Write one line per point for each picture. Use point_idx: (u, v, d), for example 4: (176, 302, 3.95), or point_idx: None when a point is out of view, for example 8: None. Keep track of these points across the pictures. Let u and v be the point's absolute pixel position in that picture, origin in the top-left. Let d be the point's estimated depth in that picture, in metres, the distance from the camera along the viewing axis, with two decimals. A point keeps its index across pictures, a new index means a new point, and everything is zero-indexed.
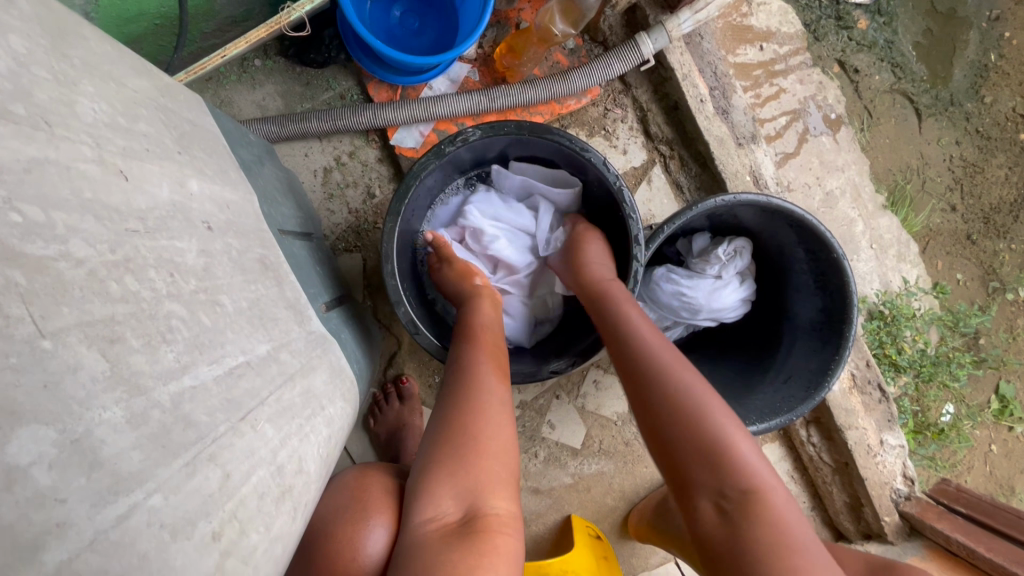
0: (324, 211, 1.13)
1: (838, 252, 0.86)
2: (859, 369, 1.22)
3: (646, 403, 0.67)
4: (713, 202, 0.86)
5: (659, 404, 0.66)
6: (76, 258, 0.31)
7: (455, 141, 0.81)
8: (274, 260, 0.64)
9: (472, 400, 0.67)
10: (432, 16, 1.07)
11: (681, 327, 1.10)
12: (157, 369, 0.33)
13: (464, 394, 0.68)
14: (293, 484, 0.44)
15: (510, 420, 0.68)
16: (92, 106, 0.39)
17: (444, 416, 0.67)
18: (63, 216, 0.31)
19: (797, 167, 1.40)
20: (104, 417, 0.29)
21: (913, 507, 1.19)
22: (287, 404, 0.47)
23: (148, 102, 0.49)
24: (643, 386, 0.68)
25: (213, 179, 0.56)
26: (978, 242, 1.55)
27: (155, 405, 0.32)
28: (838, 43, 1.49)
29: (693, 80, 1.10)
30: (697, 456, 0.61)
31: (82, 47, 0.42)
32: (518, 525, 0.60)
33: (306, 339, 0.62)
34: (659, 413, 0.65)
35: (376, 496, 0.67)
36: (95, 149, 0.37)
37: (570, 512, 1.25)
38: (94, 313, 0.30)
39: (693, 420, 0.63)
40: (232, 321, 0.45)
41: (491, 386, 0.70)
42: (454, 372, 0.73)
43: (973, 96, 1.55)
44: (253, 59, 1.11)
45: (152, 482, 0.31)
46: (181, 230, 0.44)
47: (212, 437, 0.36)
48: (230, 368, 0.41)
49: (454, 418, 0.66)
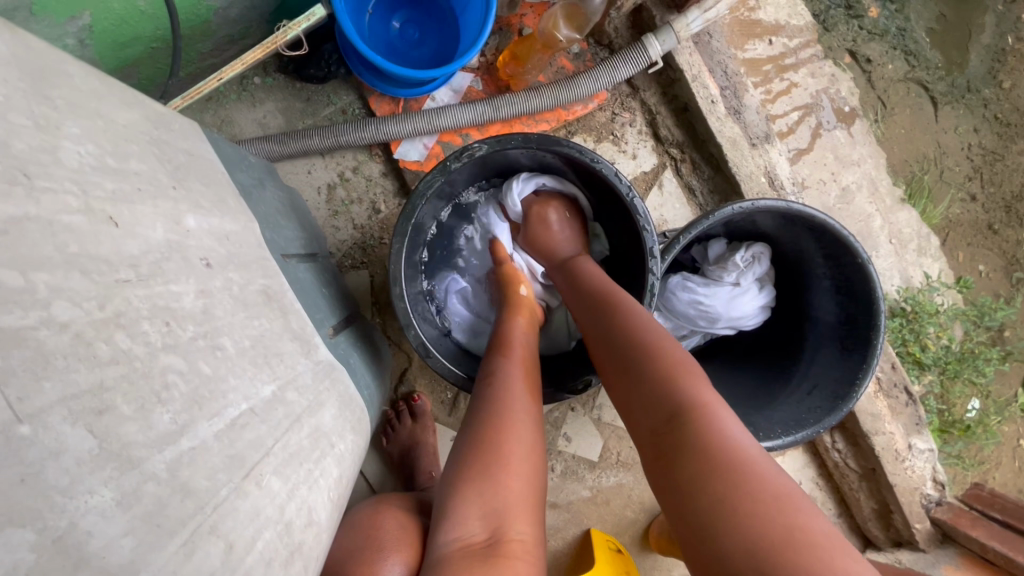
0: (329, 228, 1.11)
1: (863, 256, 0.83)
2: (885, 372, 1.18)
3: (608, 356, 0.66)
4: (730, 209, 0.83)
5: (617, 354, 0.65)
6: (59, 323, 0.28)
7: (461, 157, 0.78)
8: (278, 290, 0.62)
9: (502, 419, 0.65)
10: (432, 26, 1.05)
11: (699, 336, 1.07)
12: (150, 436, 0.31)
13: (492, 404, 0.67)
14: (303, 538, 0.42)
15: (540, 442, 0.66)
16: (76, 149, 0.37)
17: (478, 430, 0.65)
18: (43, 277, 0.29)
19: (811, 163, 1.36)
20: (91, 503, 0.26)
21: (945, 513, 1.15)
22: (294, 450, 0.45)
23: (139, 136, 0.47)
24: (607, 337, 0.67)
25: (210, 211, 0.53)
26: (1000, 232, 1.50)
27: (150, 477, 0.30)
28: (849, 33, 1.44)
29: (703, 81, 1.07)
30: (651, 410, 0.57)
31: (66, 85, 0.40)
32: (540, 551, 0.59)
33: (313, 370, 0.60)
34: (620, 366, 0.63)
35: (390, 534, 0.64)
36: (81, 197, 0.35)
37: (590, 525, 1.22)
38: (79, 383, 0.28)
39: (643, 367, 0.60)
40: (235, 364, 0.43)
41: (521, 405, 0.67)
42: (485, 383, 0.71)
43: (991, 82, 1.50)
44: (252, 77, 1.09)
45: (147, 570, 0.28)
46: (177, 272, 0.42)
47: (214, 503, 0.34)
48: (232, 420, 0.39)
49: (484, 437, 0.63)
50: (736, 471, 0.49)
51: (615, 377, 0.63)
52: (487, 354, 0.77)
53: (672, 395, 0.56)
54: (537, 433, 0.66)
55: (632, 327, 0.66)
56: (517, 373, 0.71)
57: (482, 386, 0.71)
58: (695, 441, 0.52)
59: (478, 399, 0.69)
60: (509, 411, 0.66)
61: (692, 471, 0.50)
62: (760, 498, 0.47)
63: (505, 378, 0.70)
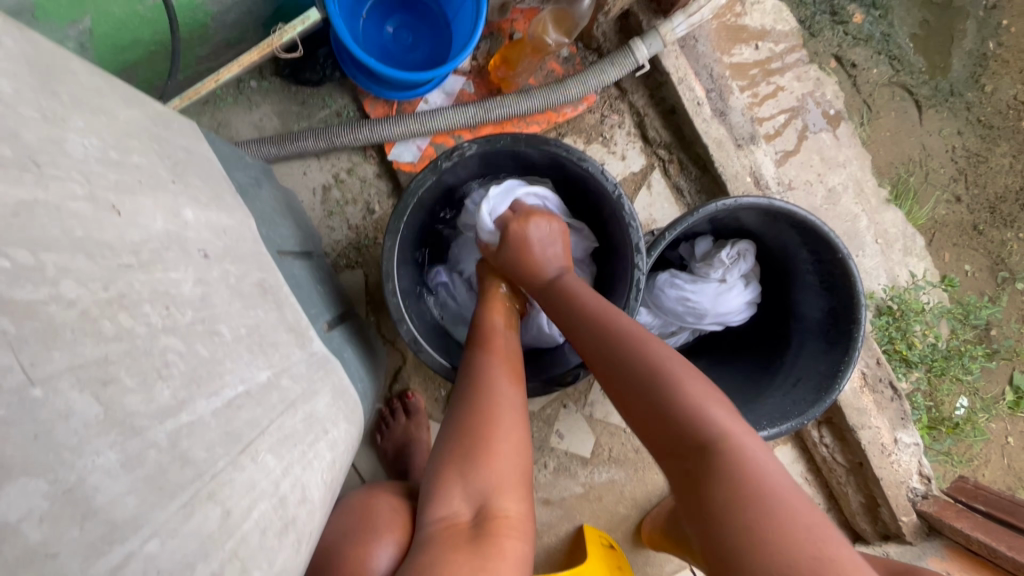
0: (324, 228, 1.13)
1: (843, 251, 0.85)
2: (870, 368, 1.20)
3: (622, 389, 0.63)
4: (714, 206, 0.86)
5: (634, 387, 0.62)
6: (67, 299, 0.30)
7: (451, 156, 0.80)
8: (274, 283, 0.64)
9: (483, 403, 0.67)
10: (425, 30, 1.07)
11: (688, 332, 1.09)
12: (152, 408, 0.33)
13: (471, 390, 0.69)
14: (297, 514, 0.44)
15: (524, 420, 0.68)
16: (81, 141, 0.39)
17: (459, 417, 0.67)
18: (52, 257, 0.31)
19: (797, 165, 1.39)
20: (97, 463, 0.28)
21: (931, 506, 1.17)
22: (288, 432, 0.47)
23: (140, 132, 0.49)
24: (616, 362, 0.64)
25: (208, 206, 0.55)
26: (984, 231, 1.53)
27: (151, 445, 0.32)
28: (834, 38, 1.48)
29: (689, 84, 1.09)
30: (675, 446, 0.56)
31: (72, 82, 0.42)
32: (528, 525, 0.60)
33: (307, 361, 0.61)
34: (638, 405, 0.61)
35: (383, 516, 0.65)
36: (86, 186, 0.37)
37: (583, 521, 1.24)
38: (86, 354, 0.30)
39: (665, 403, 0.58)
40: (232, 349, 0.45)
41: (500, 388, 0.69)
42: (466, 371, 0.73)
43: (973, 85, 1.54)
44: (249, 81, 1.11)
45: (147, 528, 0.30)
46: (176, 261, 0.44)
47: (211, 473, 0.35)
48: (229, 400, 0.41)
49: (466, 423, 0.65)
50: (768, 501, 0.49)
51: (634, 406, 0.61)
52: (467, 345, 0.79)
53: (695, 429, 0.56)
54: (519, 412, 0.68)
55: (643, 352, 0.63)
56: (496, 360, 0.73)
57: (462, 375, 0.73)
58: (717, 475, 0.52)
59: (458, 387, 0.71)
60: (490, 395, 0.68)
61: (723, 506, 0.50)
62: (792, 524, 0.48)
63: (483, 365, 0.72)
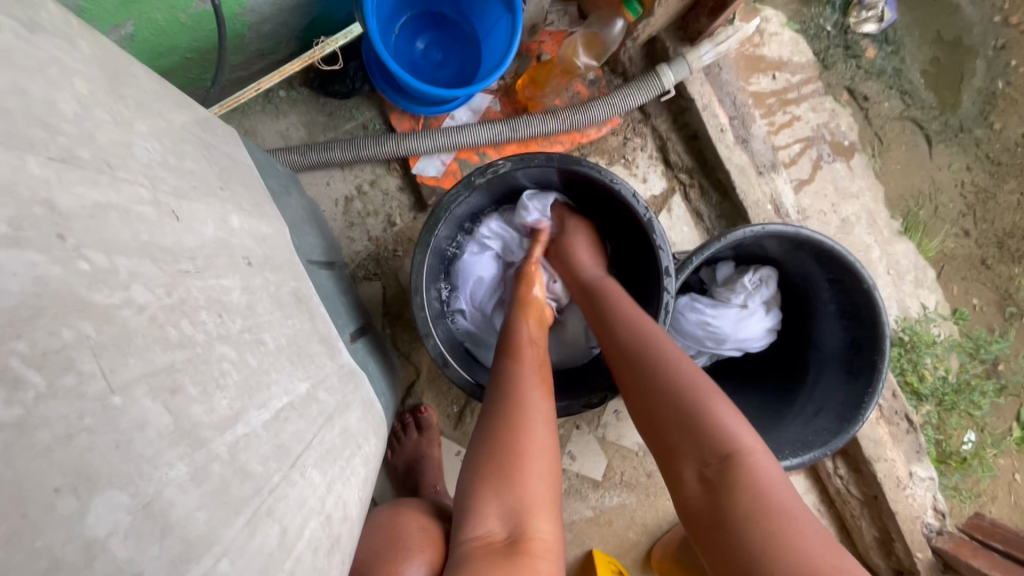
0: (344, 238, 1.13)
1: (868, 282, 0.85)
2: (886, 400, 1.20)
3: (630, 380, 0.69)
4: (741, 233, 0.86)
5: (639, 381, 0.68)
6: (138, 305, 0.30)
7: (485, 173, 0.80)
8: (307, 293, 0.63)
9: (517, 419, 0.66)
10: (454, 48, 1.09)
11: (705, 356, 1.08)
12: (214, 418, 0.32)
13: (508, 407, 0.68)
14: (341, 531, 0.43)
15: (555, 437, 0.68)
16: (145, 145, 0.39)
17: (492, 431, 0.66)
18: (125, 261, 0.30)
19: (812, 194, 1.40)
20: (170, 476, 0.27)
21: (947, 542, 1.15)
22: (329, 447, 0.46)
23: (191, 138, 0.49)
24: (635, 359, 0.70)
25: (250, 214, 0.55)
26: (993, 266, 1.54)
27: (215, 457, 0.31)
28: (847, 71, 1.50)
29: (713, 111, 1.11)
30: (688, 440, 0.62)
31: (134, 86, 0.42)
32: (560, 547, 0.60)
33: (338, 373, 0.61)
34: (654, 410, 0.65)
35: (412, 535, 0.64)
36: (150, 190, 0.36)
37: (592, 546, 1.21)
38: (156, 361, 0.29)
39: (669, 393, 0.65)
40: (275, 359, 0.44)
41: (535, 405, 0.69)
42: (496, 388, 0.72)
43: (982, 123, 1.56)
44: (277, 90, 1.12)
45: (219, 545, 0.29)
46: (226, 268, 0.43)
47: (268, 488, 0.35)
48: (277, 412, 0.40)
49: (499, 441, 0.64)
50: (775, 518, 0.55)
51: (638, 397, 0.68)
52: (496, 359, 0.78)
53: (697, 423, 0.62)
54: (551, 434, 0.67)
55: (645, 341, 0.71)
56: (529, 376, 0.73)
57: (493, 390, 0.73)
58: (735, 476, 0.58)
59: (489, 403, 0.70)
60: (524, 413, 0.67)
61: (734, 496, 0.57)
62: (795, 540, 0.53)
63: (516, 383, 0.71)
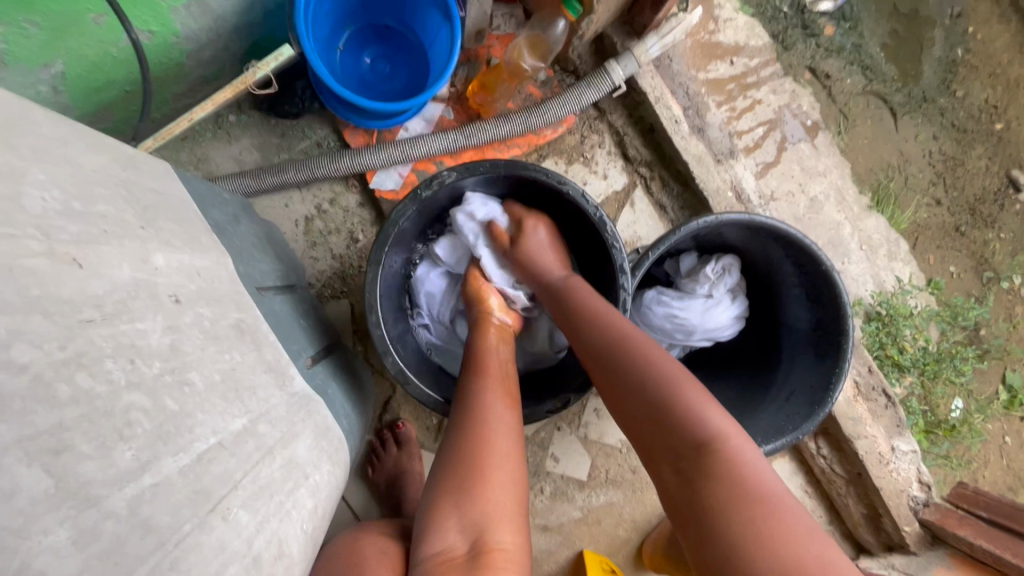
0: (308, 259, 1.13)
1: (827, 263, 0.85)
2: (863, 377, 1.20)
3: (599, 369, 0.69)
4: (697, 224, 0.86)
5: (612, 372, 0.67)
6: (18, 365, 0.29)
7: (431, 184, 0.80)
8: (253, 323, 0.62)
9: (479, 427, 0.66)
10: (401, 59, 1.08)
11: (678, 349, 1.08)
12: (109, 475, 0.32)
13: (469, 420, 0.67)
14: (270, 570, 0.43)
15: (519, 442, 0.67)
16: (40, 195, 0.38)
17: (455, 443, 0.65)
18: (3, 323, 0.30)
19: (778, 176, 1.41)
20: (46, 543, 0.28)
21: (933, 514, 1.16)
22: (263, 483, 0.46)
23: (107, 179, 0.48)
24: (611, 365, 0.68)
25: (181, 249, 0.54)
26: (967, 233, 1.55)
27: (108, 516, 0.31)
28: (807, 51, 1.50)
29: (666, 102, 1.11)
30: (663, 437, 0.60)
31: (31, 134, 0.41)
32: (524, 557, 0.59)
33: (288, 402, 0.60)
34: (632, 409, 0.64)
35: (370, 559, 0.64)
36: (44, 242, 0.35)
37: (582, 546, 1.21)
38: (37, 424, 0.29)
39: (636, 381, 0.64)
40: (204, 399, 0.43)
41: (496, 413, 0.68)
42: (459, 403, 0.71)
43: (944, 91, 1.56)
44: (228, 115, 1.11)
45: None
46: (143, 310, 0.42)
47: (175, 540, 0.35)
48: (199, 455, 0.40)
49: (463, 452, 0.64)
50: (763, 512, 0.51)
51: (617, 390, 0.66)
52: (462, 371, 0.77)
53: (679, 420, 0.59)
54: (515, 440, 0.67)
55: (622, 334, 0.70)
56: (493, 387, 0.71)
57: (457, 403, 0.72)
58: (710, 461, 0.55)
59: (450, 416, 0.70)
60: (485, 421, 0.67)
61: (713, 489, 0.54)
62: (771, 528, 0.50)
63: (477, 395, 0.70)
